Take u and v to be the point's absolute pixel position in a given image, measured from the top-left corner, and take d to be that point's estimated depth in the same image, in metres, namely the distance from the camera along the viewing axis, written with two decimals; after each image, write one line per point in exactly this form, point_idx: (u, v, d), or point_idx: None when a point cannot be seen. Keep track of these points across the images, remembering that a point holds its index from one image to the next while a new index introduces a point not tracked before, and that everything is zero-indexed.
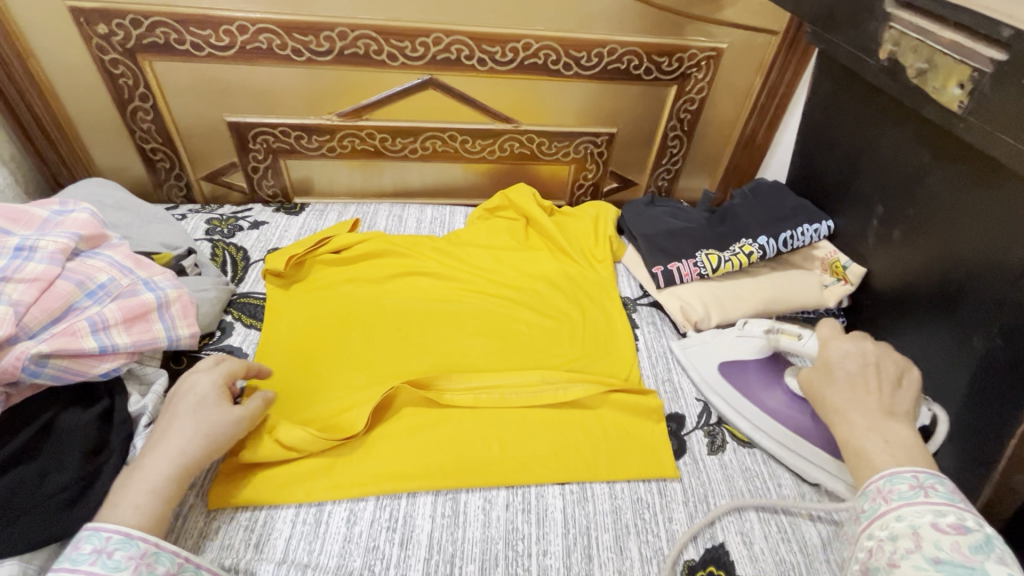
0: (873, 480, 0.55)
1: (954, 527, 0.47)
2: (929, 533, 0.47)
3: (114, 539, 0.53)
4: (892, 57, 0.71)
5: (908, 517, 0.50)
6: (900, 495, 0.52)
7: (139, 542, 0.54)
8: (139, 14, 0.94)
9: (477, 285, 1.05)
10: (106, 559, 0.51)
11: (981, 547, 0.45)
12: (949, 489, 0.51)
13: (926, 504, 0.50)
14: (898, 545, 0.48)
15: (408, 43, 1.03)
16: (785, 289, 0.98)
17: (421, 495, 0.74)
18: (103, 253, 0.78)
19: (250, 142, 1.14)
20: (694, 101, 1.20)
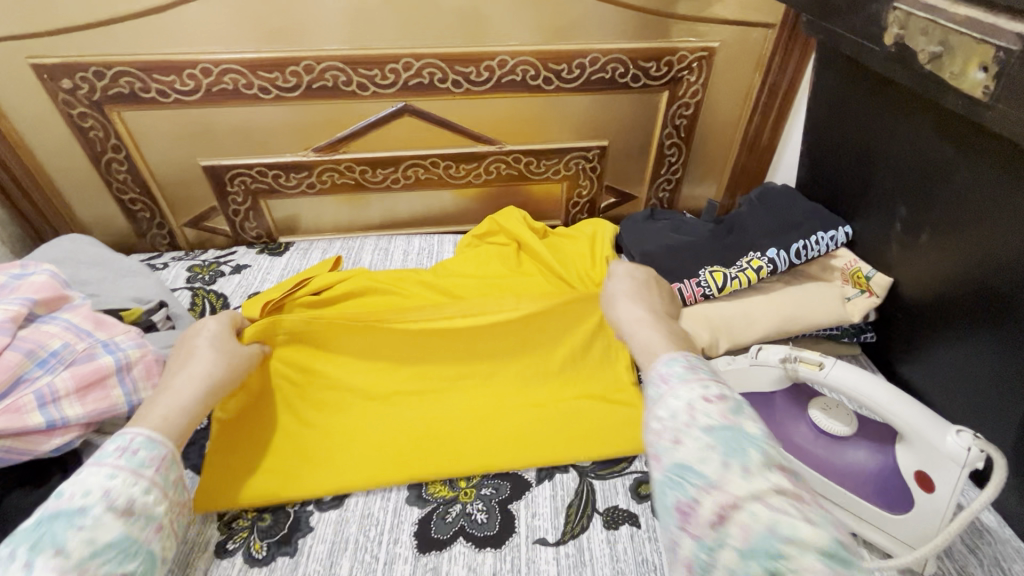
0: (655, 365, 0.55)
1: (717, 397, 0.48)
2: (701, 405, 0.48)
3: (138, 440, 0.57)
4: (899, 42, 0.62)
5: (684, 394, 0.49)
6: (675, 376, 0.52)
7: (160, 446, 0.58)
8: (101, 65, 0.92)
9: None
10: (131, 456, 0.55)
11: (738, 408, 0.48)
12: (709, 367, 0.54)
13: (695, 380, 0.50)
14: (677, 419, 0.47)
15: (378, 71, 0.99)
16: (802, 307, 0.88)
17: (398, 565, 0.67)
18: (61, 316, 0.74)
19: (228, 185, 1.11)
20: (689, 106, 1.11)
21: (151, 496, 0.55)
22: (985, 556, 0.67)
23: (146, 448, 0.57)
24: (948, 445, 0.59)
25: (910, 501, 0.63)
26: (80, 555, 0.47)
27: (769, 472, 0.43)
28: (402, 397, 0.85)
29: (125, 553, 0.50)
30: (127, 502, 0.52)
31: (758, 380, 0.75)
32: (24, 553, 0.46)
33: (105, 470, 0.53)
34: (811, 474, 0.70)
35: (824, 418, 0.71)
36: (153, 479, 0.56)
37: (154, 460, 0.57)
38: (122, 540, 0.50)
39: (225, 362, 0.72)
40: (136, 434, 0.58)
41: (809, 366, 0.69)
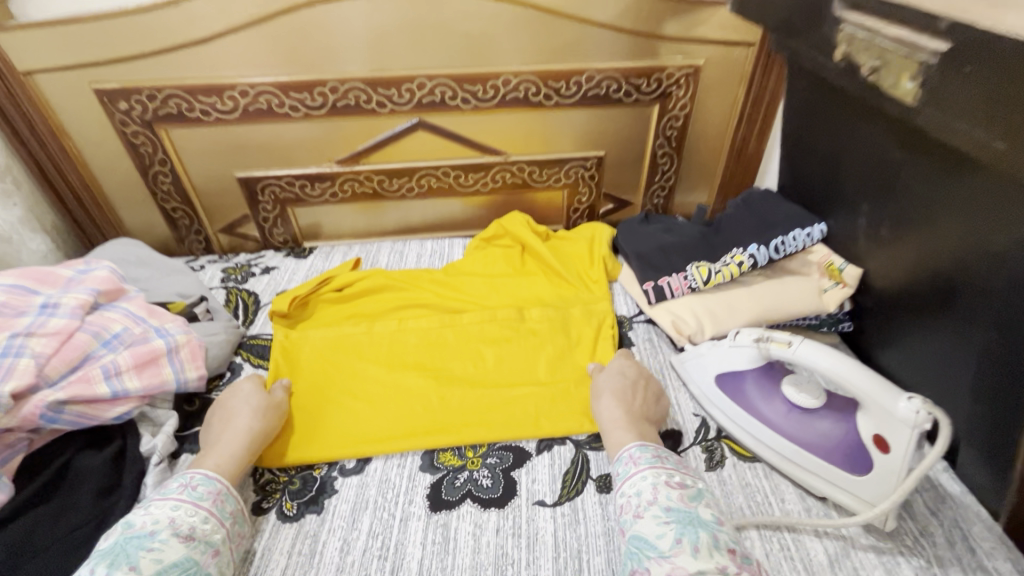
0: (628, 448, 0.74)
1: (679, 485, 0.67)
2: (663, 489, 0.66)
3: (198, 478, 0.70)
4: (848, 57, 0.71)
5: (650, 476, 0.68)
6: (644, 460, 0.71)
7: (215, 482, 0.70)
8: (154, 89, 1.05)
9: (470, 309, 1.07)
10: (191, 490, 0.68)
11: (696, 495, 0.66)
12: (673, 458, 0.73)
13: (660, 466, 0.70)
14: (643, 496, 0.66)
15: (395, 90, 1.10)
16: (781, 297, 0.96)
17: (412, 523, 0.75)
18: (120, 305, 0.85)
19: (259, 194, 1.22)
20: (679, 118, 1.21)
21: (206, 522, 0.65)
22: (947, 518, 0.73)
23: (204, 483, 0.69)
24: (900, 410, 0.66)
25: (870, 461, 0.70)
26: (152, 568, 0.57)
27: (715, 552, 0.59)
28: (417, 379, 0.94)
29: (188, 571, 0.59)
30: (188, 529, 0.63)
31: (736, 360, 0.83)
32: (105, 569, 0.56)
33: (172, 503, 0.65)
34: (785, 443, 0.77)
35: (797, 393, 0.78)
36: (209, 510, 0.67)
37: (211, 493, 0.68)
38: (183, 559, 0.60)
39: (264, 415, 0.82)
40: (197, 472, 0.70)
41: (779, 345, 0.77)
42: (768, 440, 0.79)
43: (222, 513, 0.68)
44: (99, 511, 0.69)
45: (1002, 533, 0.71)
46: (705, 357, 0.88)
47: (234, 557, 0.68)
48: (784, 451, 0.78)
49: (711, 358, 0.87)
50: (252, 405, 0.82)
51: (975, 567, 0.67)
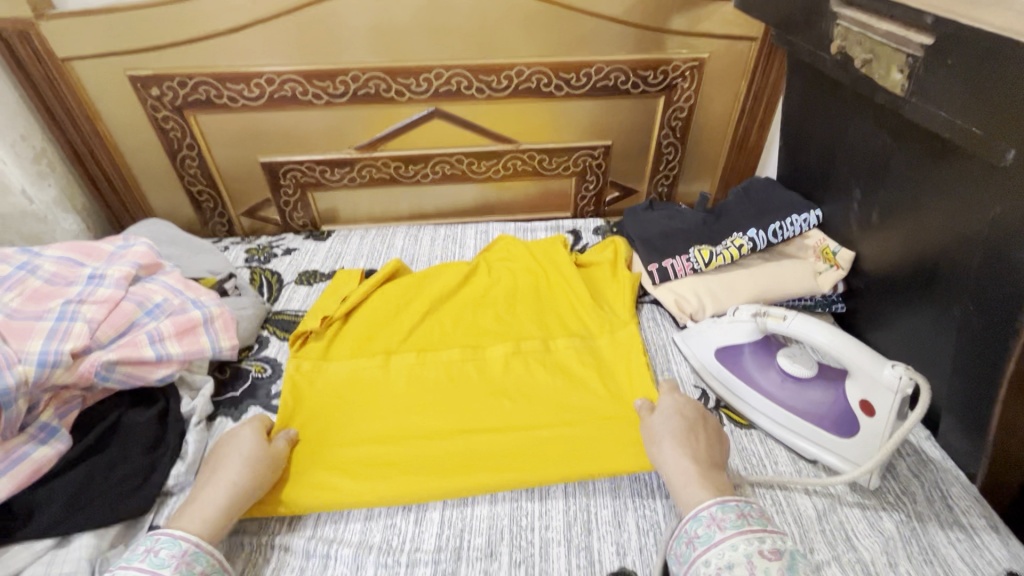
0: (707, 506, 0.65)
1: (772, 552, 0.58)
2: (760, 561, 0.57)
3: (163, 539, 0.61)
4: (842, 51, 0.77)
5: (741, 545, 0.59)
6: (731, 523, 0.62)
7: (181, 542, 0.61)
8: (185, 76, 1.10)
9: (495, 332, 1.03)
10: (153, 556, 0.59)
11: (793, 565, 0.58)
12: (758, 514, 0.64)
13: (751, 531, 0.60)
14: (735, 567, 0.57)
15: (413, 80, 1.15)
16: (777, 279, 1.01)
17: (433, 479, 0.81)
18: (159, 279, 0.91)
19: (281, 178, 1.28)
20: (684, 109, 1.26)
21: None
22: (927, 479, 0.79)
23: (168, 546, 0.61)
24: (885, 376, 0.73)
25: (856, 425, 0.76)
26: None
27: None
28: (441, 409, 0.89)
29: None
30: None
31: (735, 334, 0.90)
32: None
33: (128, 574, 0.57)
34: (779, 410, 0.83)
35: (791, 364, 0.84)
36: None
37: (174, 557, 0.60)
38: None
39: (256, 466, 0.74)
40: (163, 534, 0.62)
41: (775, 319, 0.83)
42: (764, 408, 0.85)
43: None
44: (146, 463, 0.75)
45: (978, 494, 0.77)
46: (706, 332, 0.95)
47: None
48: (778, 418, 0.84)
49: (711, 332, 0.93)
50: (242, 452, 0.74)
51: (952, 521, 0.73)
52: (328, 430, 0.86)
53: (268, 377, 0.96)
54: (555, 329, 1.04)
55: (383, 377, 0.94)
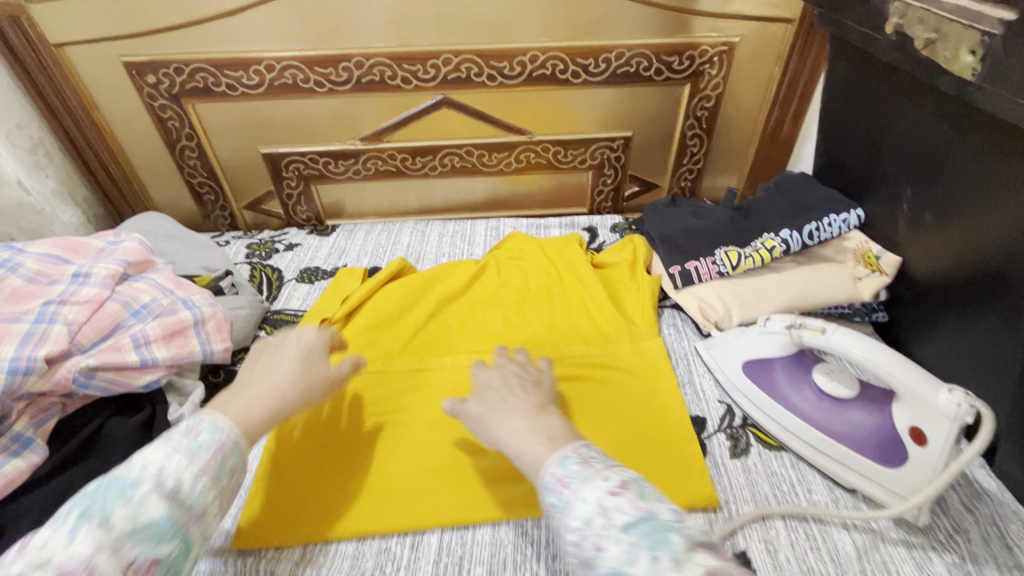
0: (549, 467, 0.58)
1: (619, 489, 0.54)
2: (612, 504, 0.53)
3: (205, 424, 0.58)
4: (900, 30, 0.68)
5: (589, 495, 0.54)
6: (574, 476, 0.56)
7: (222, 431, 0.58)
8: (181, 62, 1.05)
9: (503, 338, 0.96)
10: (192, 438, 0.56)
11: (642, 492, 0.54)
12: (599, 456, 0.59)
13: (594, 474, 0.56)
14: (592, 524, 0.52)
15: (420, 66, 1.08)
16: (813, 285, 0.93)
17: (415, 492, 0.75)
18: (148, 277, 0.86)
19: (283, 170, 1.23)
20: (711, 98, 1.17)
21: (197, 482, 0.54)
22: (983, 515, 0.70)
23: (209, 432, 0.58)
24: (940, 402, 0.64)
25: (905, 454, 0.68)
26: (121, 527, 0.48)
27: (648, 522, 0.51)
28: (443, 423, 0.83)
29: (162, 535, 0.50)
30: (176, 484, 0.52)
31: (766, 346, 0.82)
32: (74, 517, 0.48)
33: (165, 448, 0.54)
34: (815, 433, 0.75)
35: (828, 382, 0.76)
36: (205, 464, 0.55)
37: (212, 445, 0.57)
38: (159, 521, 0.50)
39: (308, 379, 0.69)
40: (206, 417, 0.59)
41: (811, 332, 0.75)
42: (799, 431, 0.77)
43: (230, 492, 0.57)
44: None
45: None
46: (733, 344, 0.87)
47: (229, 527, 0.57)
48: (814, 442, 0.76)
49: (738, 344, 0.86)
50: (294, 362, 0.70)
51: (1012, 565, 0.65)
52: (324, 439, 0.80)
53: None
54: (568, 334, 0.97)
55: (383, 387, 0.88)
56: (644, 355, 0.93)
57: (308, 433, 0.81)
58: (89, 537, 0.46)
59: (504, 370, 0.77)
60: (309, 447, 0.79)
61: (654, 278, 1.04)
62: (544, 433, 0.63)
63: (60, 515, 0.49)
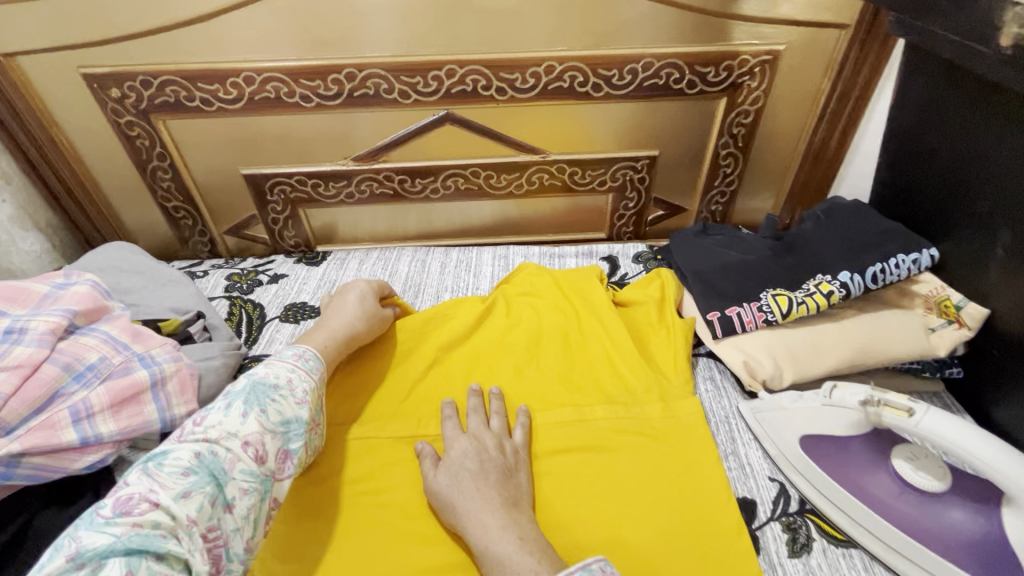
0: None
1: None
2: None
3: (309, 353, 0.70)
4: (1018, 42, 0.54)
5: None
6: None
7: (320, 361, 0.71)
8: (149, 74, 0.93)
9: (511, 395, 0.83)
10: (303, 360, 0.68)
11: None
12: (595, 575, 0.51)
13: None
14: None
15: (420, 78, 0.96)
16: (877, 338, 0.79)
17: None
18: (99, 328, 0.73)
19: (268, 193, 1.10)
20: (749, 113, 1.04)
21: (314, 394, 0.66)
22: None
23: (314, 360, 0.69)
24: None
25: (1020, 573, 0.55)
26: (276, 418, 0.59)
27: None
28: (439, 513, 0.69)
29: (298, 431, 0.61)
30: (303, 393, 0.63)
31: (831, 420, 0.68)
32: (240, 405, 0.58)
33: (288, 367, 0.65)
34: (895, 533, 0.62)
35: (913, 472, 0.63)
36: (316, 383, 0.67)
37: (318, 370, 0.69)
38: (296, 420, 0.61)
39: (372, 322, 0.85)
40: (309, 349, 0.71)
41: (895, 412, 0.61)
42: (873, 527, 0.64)
43: (318, 411, 0.67)
44: None
45: None
46: (787, 412, 0.72)
47: (313, 445, 0.66)
48: (894, 544, 0.62)
49: (794, 414, 0.71)
50: (366, 307, 0.86)
51: None
52: (302, 526, 0.68)
53: None
54: (588, 391, 0.83)
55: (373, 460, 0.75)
56: (678, 417, 0.79)
57: (283, 518, 0.69)
58: (258, 421, 0.57)
59: (472, 440, 0.70)
60: (283, 541, 0.67)
61: (687, 322, 0.91)
62: (516, 531, 0.59)
63: (217, 404, 0.59)
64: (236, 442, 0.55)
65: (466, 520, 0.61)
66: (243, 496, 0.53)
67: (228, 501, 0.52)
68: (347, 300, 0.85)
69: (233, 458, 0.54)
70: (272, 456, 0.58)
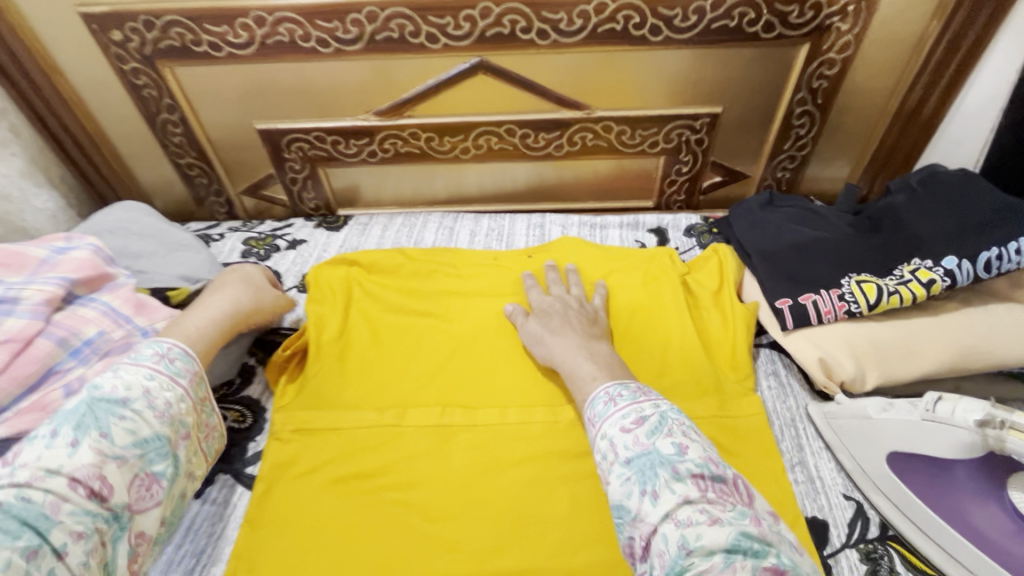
0: (586, 408, 0.55)
1: (635, 424, 0.48)
2: (620, 438, 0.48)
3: (175, 350, 0.59)
4: None
5: (608, 430, 0.50)
6: (600, 413, 0.52)
7: (195, 361, 0.60)
8: (150, 14, 0.83)
9: (544, 385, 0.74)
10: (168, 362, 0.58)
11: (655, 429, 0.47)
12: (632, 390, 0.53)
13: (616, 412, 0.50)
14: (605, 458, 0.48)
15: (450, 19, 0.83)
16: (987, 338, 0.66)
17: None
18: (100, 299, 0.67)
19: (285, 150, 1.01)
20: (834, 63, 0.88)
21: (182, 404, 0.57)
22: None
23: (183, 359, 0.59)
24: None
25: None
26: (122, 441, 0.50)
27: (678, 485, 0.43)
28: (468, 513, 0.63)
29: (159, 451, 0.53)
30: (165, 405, 0.55)
31: (929, 435, 0.58)
32: (68, 432, 0.49)
33: (145, 371, 0.55)
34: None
35: None
36: (186, 389, 0.58)
37: (189, 372, 0.59)
38: (155, 437, 0.53)
39: (258, 300, 0.74)
40: (176, 344, 0.60)
41: (1022, 437, 0.51)
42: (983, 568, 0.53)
43: (207, 413, 0.62)
44: None
45: None
46: (874, 423, 0.62)
47: (207, 451, 0.62)
48: None
49: (883, 426, 0.61)
50: (249, 284, 0.74)
51: None
52: (320, 522, 0.63)
53: (247, 432, 0.74)
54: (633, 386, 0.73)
55: (395, 450, 0.69)
56: (735, 419, 0.69)
57: (297, 514, 0.64)
58: (93, 449, 0.49)
59: None
60: (299, 536, 0.62)
61: (748, 308, 0.79)
62: (588, 351, 0.65)
63: (41, 432, 0.49)
64: (59, 481, 0.46)
65: None
66: (77, 542, 0.45)
67: (58, 550, 0.44)
68: (233, 277, 0.75)
69: (57, 500, 0.45)
70: (119, 488, 0.50)
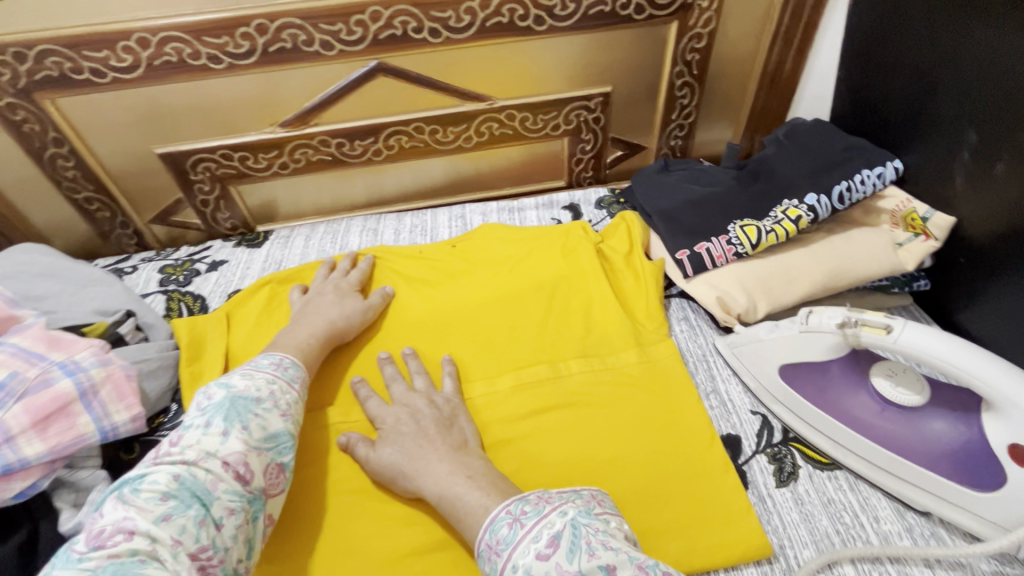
0: (482, 535, 0.52)
1: (552, 546, 0.46)
2: (540, 569, 0.45)
3: (287, 360, 0.66)
4: None
5: (520, 561, 0.47)
6: (504, 541, 0.49)
7: (302, 369, 0.67)
8: (21, 45, 0.80)
9: (480, 360, 0.79)
10: (284, 369, 0.64)
11: (574, 548, 0.46)
12: (534, 504, 0.51)
13: (524, 537, 0.48)
14: None
15: (342, 25, 0.85)
16: (848, 257, 0.77)
17: None
18: (6, 341, 0.63)
19: (191, 172, 0.99)
20: (702, 37, 0.98)
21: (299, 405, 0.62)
22: None
23: (294, 367, 0.66)
24: None
25: (1001, 473, 0.56)
26: (259, 434, 0.55)
27: None
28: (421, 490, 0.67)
29: (284, 445, 0.57)
30: (287, 405, 0.60)
31: (809, 347, 0.68)
32: (220, 422, 0.53)
33: (269, 376, 0.61)
34: (875, 449, 0.62)
35: (893, 388, 0.63)
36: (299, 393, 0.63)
37: (300, 378, 0.65)
38: (283, 432, 0.58)
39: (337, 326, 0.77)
40: (287, 355, 0.66)
41: (874, 331, 0.60)
42: (860, 447, 0.64)
43: None
44: None
45: None
46: (765, 344, 0.71)
47: None
48: (877, 459, 0.63)
49: (772, 345, 0.70)
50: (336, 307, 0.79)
51: None
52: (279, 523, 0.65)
53: None
54: (563, 348, 0.79)
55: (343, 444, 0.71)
56: (654, 362, 0.77)
57: None
58: (240, 439, 0.53)
59: (403, 407, 0.68)
60: None
61: (656, 264, 0.87)
62: (460, 472, 0.58)
63: (194, 421, 0.54)
64: (215, 463, 0.50)
65: (443, 495, 0.57)
66: (230, 516, 0.49)
67: (216, 521, 0.48)
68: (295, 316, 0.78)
69: (215, 478, 0.49)
70: (259, 474, 0.53)
